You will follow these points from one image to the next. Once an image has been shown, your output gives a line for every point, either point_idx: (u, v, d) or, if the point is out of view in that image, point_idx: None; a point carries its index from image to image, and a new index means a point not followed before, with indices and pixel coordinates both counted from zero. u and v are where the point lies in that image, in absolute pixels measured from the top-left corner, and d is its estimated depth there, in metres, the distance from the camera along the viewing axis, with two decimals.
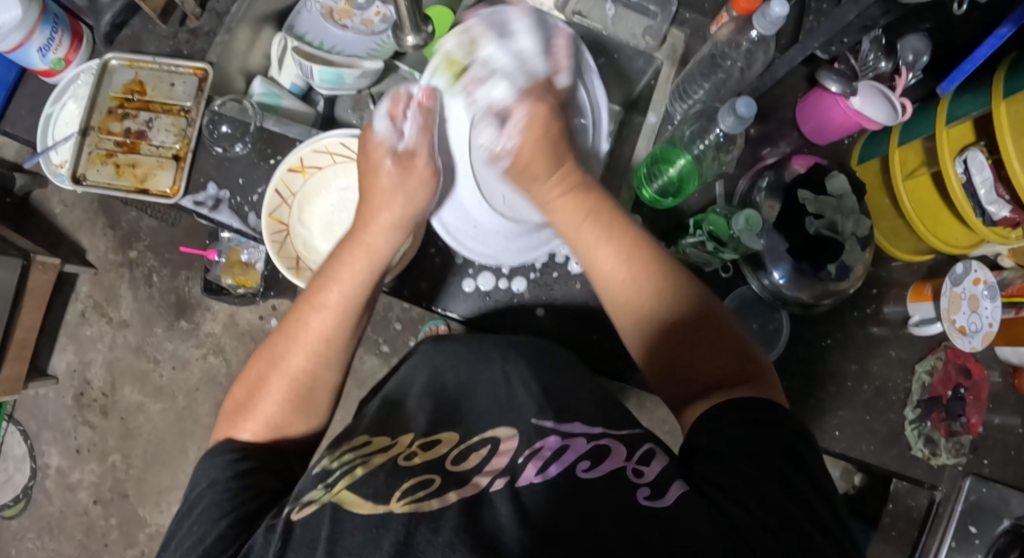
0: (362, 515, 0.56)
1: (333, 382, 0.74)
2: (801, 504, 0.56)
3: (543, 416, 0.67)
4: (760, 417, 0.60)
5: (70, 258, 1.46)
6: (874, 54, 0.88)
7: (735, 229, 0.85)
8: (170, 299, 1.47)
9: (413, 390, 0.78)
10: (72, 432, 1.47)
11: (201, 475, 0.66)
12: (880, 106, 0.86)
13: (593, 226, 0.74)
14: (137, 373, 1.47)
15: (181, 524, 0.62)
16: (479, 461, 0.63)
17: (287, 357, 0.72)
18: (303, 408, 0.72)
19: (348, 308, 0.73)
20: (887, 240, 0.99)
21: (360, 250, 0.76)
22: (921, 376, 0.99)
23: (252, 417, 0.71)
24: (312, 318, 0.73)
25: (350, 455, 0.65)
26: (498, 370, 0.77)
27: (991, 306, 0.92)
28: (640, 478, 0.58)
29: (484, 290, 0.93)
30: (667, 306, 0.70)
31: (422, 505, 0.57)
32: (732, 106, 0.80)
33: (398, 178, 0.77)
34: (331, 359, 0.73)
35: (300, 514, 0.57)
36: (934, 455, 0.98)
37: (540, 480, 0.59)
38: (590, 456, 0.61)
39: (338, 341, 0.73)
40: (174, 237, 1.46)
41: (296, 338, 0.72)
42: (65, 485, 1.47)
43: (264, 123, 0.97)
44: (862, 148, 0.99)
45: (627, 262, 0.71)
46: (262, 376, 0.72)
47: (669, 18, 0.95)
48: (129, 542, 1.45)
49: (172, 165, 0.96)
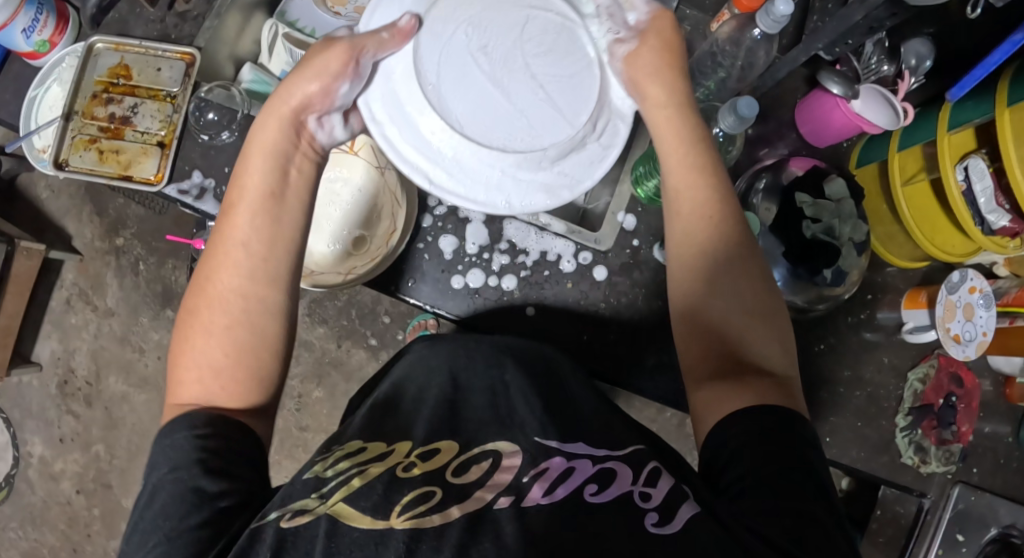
0: (360, 531, 0.51)
1: (277, 305, 0.68)
2: (810, 518, 0.53)
3: (545, 435, 0.62)
4: (768, 449, 0.57)
5: (56, 244, 1.44)
6: (877, 56, 0.86)
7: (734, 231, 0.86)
8: (156, 289, 1.45)
9: (418, 381, 0.73)
10: (56, 421, 1.45)
11: (157, 462, 0.60)
12: (881, 109, 0.85)
13: (696, 163, 0.71)
14: (122, 363, 1.45)
15: (140, 517, 0.58)
16: (480, 475, 0.57)
17: (213, 279, 0.68)
18: (245, 340, 0.66)
19: (258, 203, 0.68)
20: (883, 245, 0.98)
21: (257, 146, 0.70)
22: (914, 383, 0.98)
23: (191, 362, 0.66)
24: (226, 225, 0.69)
25: (346, 463, 0.59)
26: (498, 373, 0.73)
27: (985, 315, 0.91)
28: (646, 502, 0.54)
29: (473, 288, 0.89)
30: (710, 237, 0.69)
31: (423, 522, 0.52)
32: (733, 105, 0.77)
33: (317, 61, 0.69)
34: (266, 277, 0.68)
35: (292, 523, 0.52)
36: (924, 463, 0.97)
37: (547, 502, 0.54)
38: (598, 478, 0.56)
39: (257, 246, 0.68)
40: (162, 225, 1.44)
41: (220, 256, 0.68)
42: (48, 474, 1.45)
43: (251, 110, 0.95)
44: (861, 151, 0.97)
45: (705, 205, 0.70)
46: (193, 310, 0.68)
47: (670, 12, 0.91)
48: (112, 533, 1.44)
49: (157, 152, 0.95)
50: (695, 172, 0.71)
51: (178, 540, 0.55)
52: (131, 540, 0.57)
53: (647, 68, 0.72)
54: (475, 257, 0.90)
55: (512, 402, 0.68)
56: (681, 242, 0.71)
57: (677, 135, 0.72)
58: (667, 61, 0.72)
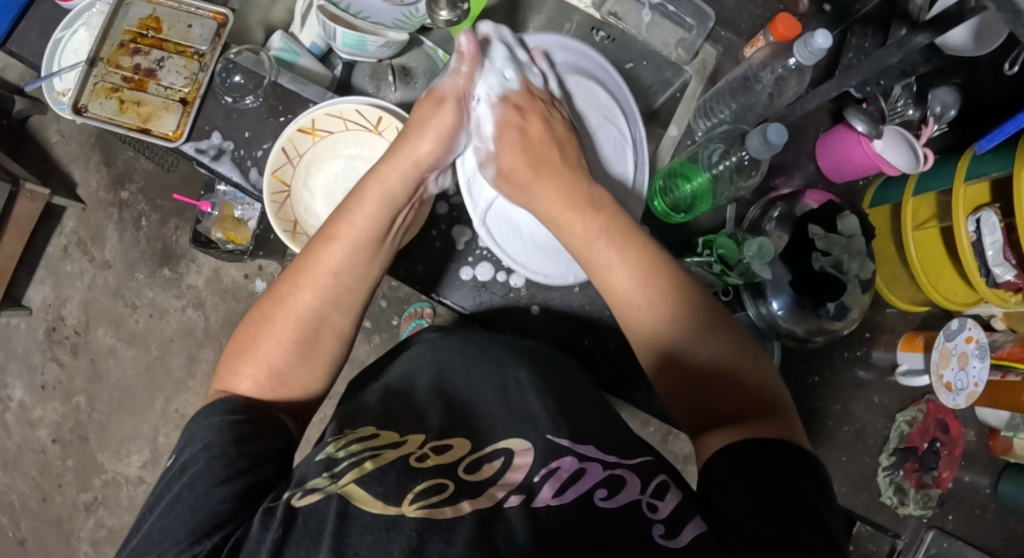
0: (370, 515, 0.53)
1: (344, 330, 0.71)
2: (804, 552, 0.51)
3: (557, 432, 0.63)
4: (757, 470, 0.56)
5: (60, 190, 1.43)
6: (904, 100, 0.87)
7: (746, 254, 0.83)
8: (156, 246, 1.44)
9: (431, 370, 0.75)
10: (40, 367, 1.44)
11: (194, 435, 0.61)
12: (903, 152, 0.85)
13: (615, 247, 0.69)
14: (113, 317, 1.44)
15: (166, 489, 0.58)
16: (493, 474, 0.59)
17: (294, 294, 0.69)
18: (308, 354, 0.69)
19: (363, 241, 0.72)
20: (886, 285, 0.98)
21: (376, 182, 0.75)
22: (901, 425, 0.99)
23: (254, 361, 0.68)
24: (323, 250, 0.71)
25: (358, 445, 0.61)
26: (512, 372, 0.73)
27: (979, 365, 0.91)
28: (654, 514, 0.55)
29: (481, 280, 0.89)
30: (653, 314, 0.67)
31: (435, 513, 0.54)
32: (763, 130, 0.76)
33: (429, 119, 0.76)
34: (344, 304, 0.71)
35: (303, 502, 0.54)
36: (902, 504, 1.00)
37: (557, 503, 0.56)
38: (608, 483, 0.57)
39: (348, 279, 0.71)
40: (168, 182, 1.43)
41: (307, 273, 0.70)
42: (26, 420, 1.44)
43: (278, 78, 0.93)
44: (875, 191, 0.97)
45: (639, 279, 0.68)
46: (266, 315, 0.69)
47: (705, 33, 0.91)
48: (84, 486, 1.43)
49: (179, 109, 0.94)
50: (616, 251, 0.69)
51: (200, 510, 0.55)
52: (152, 511, 0.57)
53: (519, 160, 0.75)
54: (486, 251, 0.89)
55: (524, 395, 0.70)
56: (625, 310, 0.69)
57: (555, 190, 0.73)
58: (526, 159, 0.75)
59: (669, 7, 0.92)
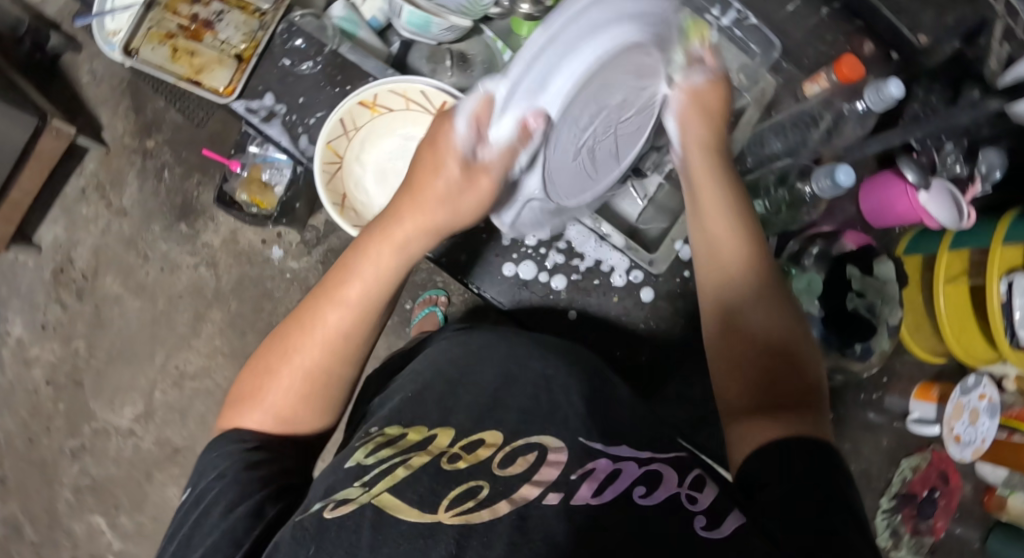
0: (407, 523, 0.52)
1: (347, 379, 0.69)
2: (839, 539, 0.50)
3: (590, 436, 0.61)
4: (794, 457, 0.55)
5: (86, 131, 1.41)
6: (954, 156, 0.88)
7: (795, 287, 0.89)
8: (176, 200, 1.42)
9: (460, 365, 0.74)
10: (42, 307, 1.42)
11: (207, 467, 0.62)
12: (947, 206, 0.86)
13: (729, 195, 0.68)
14: (123, 265, 1.42)
15: (185, 518, 0.60)
16: (526, 469, 0.57)
17: (299, 350, 0.67)
18: (316, 401, 0.67)
19: (366, 307, 0.67)
20: (909, 332, 0.99)
21: (383, 239, 0.67)
22: (904, 471, 1.02)
23: (261, 407, 0.66)
24: (329, 310, 0.67)
25: (387, 452, 0.61)
26: (541, 366, 0.72)
27: (988, 422, 0.93)
28: (693, 505, 0.54)
29: (523, 278, 0.90)
30: (751, 272, 0.65)
31: (472, 518, 0.53)
32: (831, 170, 0.78)
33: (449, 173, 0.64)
34: (351, 359, 0.68)
35: (335, 513, 0.53)
36: (895, 547, 1.02)
37: (597, 502, 0.54)
38: (645, 481, 0.56)
39: (356, 338, 0.67)
40: (197, 137, 1.41)
41: (308, 330, 0.67)
42: (22, 359, 1.42)
43: (339, 47, 0.93)
44: (910, 240, 0.98)
45: (740, 239, 0.67)
46: (271, 368, 0.67)
47: (769, 62, 0.90)
48: (72, 432, 1.41)
49: (233, 64, 0.93)
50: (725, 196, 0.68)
51: (213, 533, 0.56)
52: (173, 540, 0.59)
53: (705, 99, 0.69)
54: (531, 250, 0.89)
55: (556, 391, 0.68)
56: (716, 260, 0.67)
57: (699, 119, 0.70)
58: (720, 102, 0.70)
59: (736, 33, 0.91)
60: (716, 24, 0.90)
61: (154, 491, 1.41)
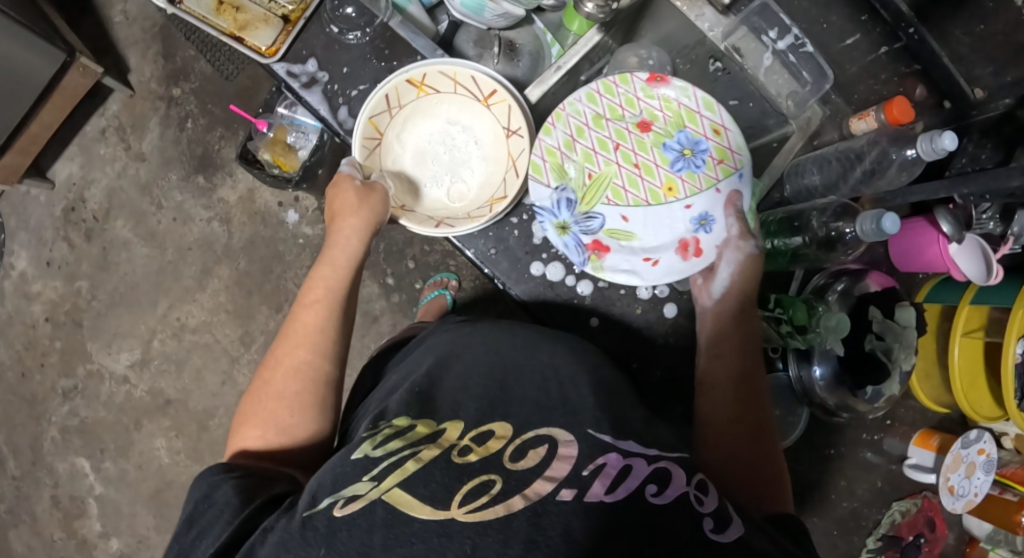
0: (420, 521, 0.52)
1: (330, 378, 0.73)
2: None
3: (600, 429, 0.61)
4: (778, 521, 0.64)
5: (111, 71, 1.38)
6: (989, 213, 0.88)
7: (823, 324, 0.88)
8: (196, 151, 1.40)
9: (465, 360, 0.71)
10: (49, 243, 1.41)
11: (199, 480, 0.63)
12: (975, 262, 0.88)
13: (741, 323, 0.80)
14: (136, 211, 1.41)
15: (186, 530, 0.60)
16: (538, 462, 0.56)
17: (290, 354, 0.73)
18: (307, 402, 0.71)
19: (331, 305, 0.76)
20: (918, 381, 0.99)
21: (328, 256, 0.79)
22: (894, 513, 1.03)
23: (261, 422, 0.70)
24: (307, 314, 0.75)
25: (396, 443, 0.60)
26: (551, 362, 0.70)
27: (983, 477, 0.95)
28: (702, 506, 0.56)
29: (550, 279, 0.89)
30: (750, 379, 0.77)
31: (486, 514, 0.52)
32: (877, 218, 0.75)
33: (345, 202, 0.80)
34: (335, 358, 0.74)
35: (346, 511, 0.54)
36: None
37: (610, 500, 0.54)
38: (655, 479, 0.56)
39: (332, 332, 0.74)
40: (225, 91, 1.39)
41: (297, 337, 0.74)
42: (23, 292, 1.41)
43: (390, 20, 0.90)
44: (931, 289, 0.98)
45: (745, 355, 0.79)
46: (266, 379, 0.72)
47: (819, 92, 0.90)
48: (66, 371, 1.41)
49: (278, 24, 0.92)
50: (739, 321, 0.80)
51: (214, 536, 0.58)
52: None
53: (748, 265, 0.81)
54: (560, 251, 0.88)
55: (562, 384, 0.67)
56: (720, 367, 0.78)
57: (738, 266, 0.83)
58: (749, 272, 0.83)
59: (790, 58, 0.91)
60: (772, 48, 0.90)
61: (141, 440, 1.40)
